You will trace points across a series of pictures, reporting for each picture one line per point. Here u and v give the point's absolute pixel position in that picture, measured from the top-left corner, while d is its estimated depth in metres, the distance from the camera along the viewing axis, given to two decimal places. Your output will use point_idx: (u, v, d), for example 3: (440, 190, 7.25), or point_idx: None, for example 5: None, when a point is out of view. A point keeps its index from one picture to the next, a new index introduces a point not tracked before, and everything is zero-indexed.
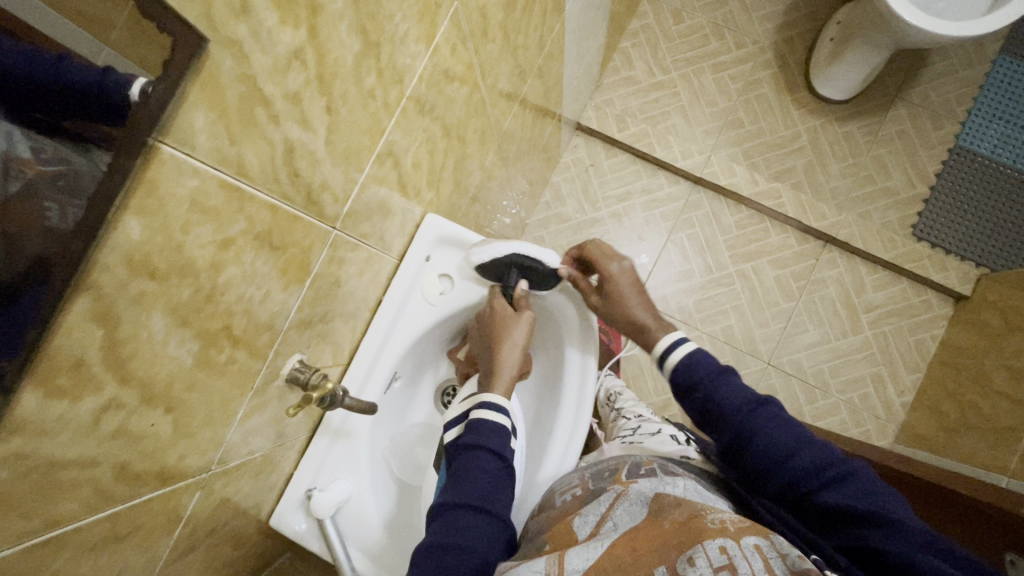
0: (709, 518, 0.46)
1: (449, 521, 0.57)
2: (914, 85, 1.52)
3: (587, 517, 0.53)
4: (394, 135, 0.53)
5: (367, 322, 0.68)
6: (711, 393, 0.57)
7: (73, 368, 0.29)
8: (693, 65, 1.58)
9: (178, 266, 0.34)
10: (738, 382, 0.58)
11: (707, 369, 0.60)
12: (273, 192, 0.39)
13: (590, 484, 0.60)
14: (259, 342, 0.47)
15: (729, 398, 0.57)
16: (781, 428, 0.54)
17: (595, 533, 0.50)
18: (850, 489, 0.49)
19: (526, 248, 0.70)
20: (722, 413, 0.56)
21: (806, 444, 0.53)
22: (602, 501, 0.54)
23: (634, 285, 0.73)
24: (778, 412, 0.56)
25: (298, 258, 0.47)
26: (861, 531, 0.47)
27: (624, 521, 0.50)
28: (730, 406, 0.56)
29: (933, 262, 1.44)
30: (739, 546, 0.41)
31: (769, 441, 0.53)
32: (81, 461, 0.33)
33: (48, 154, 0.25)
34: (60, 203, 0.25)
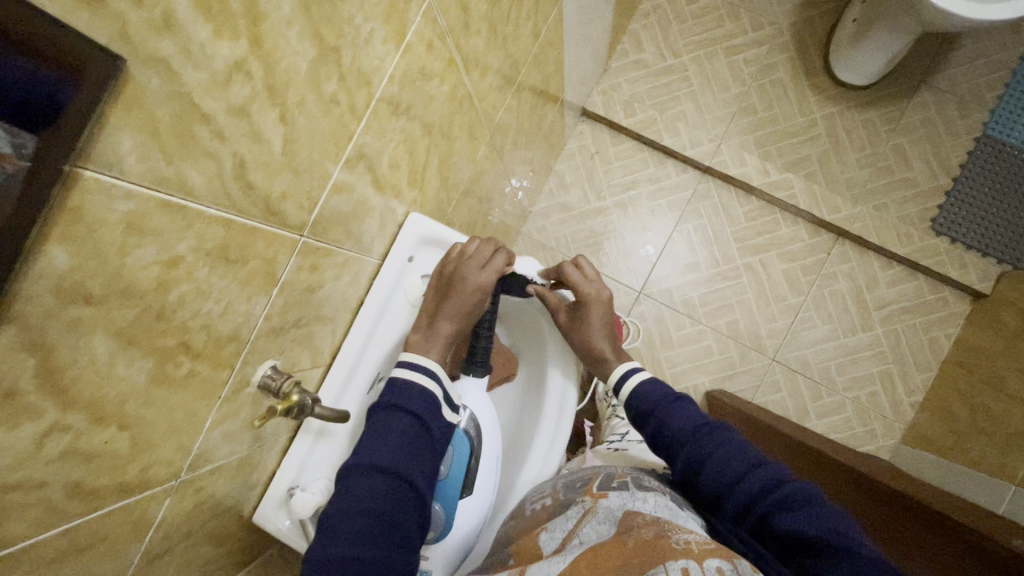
0: (675, 538, 0.46)
1: (356, 486, 0.54)
2: (942, 68, 1.44)
3: (553, 531, 0.53)
4: (365, 139, 0.51)
5: (347, 324, 0.67)
6: (665, 419, 0.64)
7: (5, 398, 0.29)
8: (706, 49, 1.52)
9: (119, 288, 0.33)
10: (685, 407, 0.65)
11: (658, 396, 0.67)
12: (224, 207, 0.38)
13: (560, 495, 0.61)
14: (224, 353, 0.46)
15: (679, 423, 0.63)
16: (728, 451, 0.59)
17: (561, 545, 0.50)
18: (802, 512, 0.51)
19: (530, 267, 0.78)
20: (671, 437, 0.62)
21: (754, 468, 0.56)
22: (570, 516, 0.54)
23: (603, 315, 0.77)
24: (726, 435, 0.61)
25: (262, 269, 0.46)
26: (813, 557, 0.47)
27: (591, 538, 0.49)
28: (680, 431, 0.62)
29: (951, 258, 1.38)
30: (701, 569, 0.41)
31: (716, 466, 0.57)
32: (27, 483, 0.33)
33: (27, 150, 0.24)
34: (25, 192, 0.25)
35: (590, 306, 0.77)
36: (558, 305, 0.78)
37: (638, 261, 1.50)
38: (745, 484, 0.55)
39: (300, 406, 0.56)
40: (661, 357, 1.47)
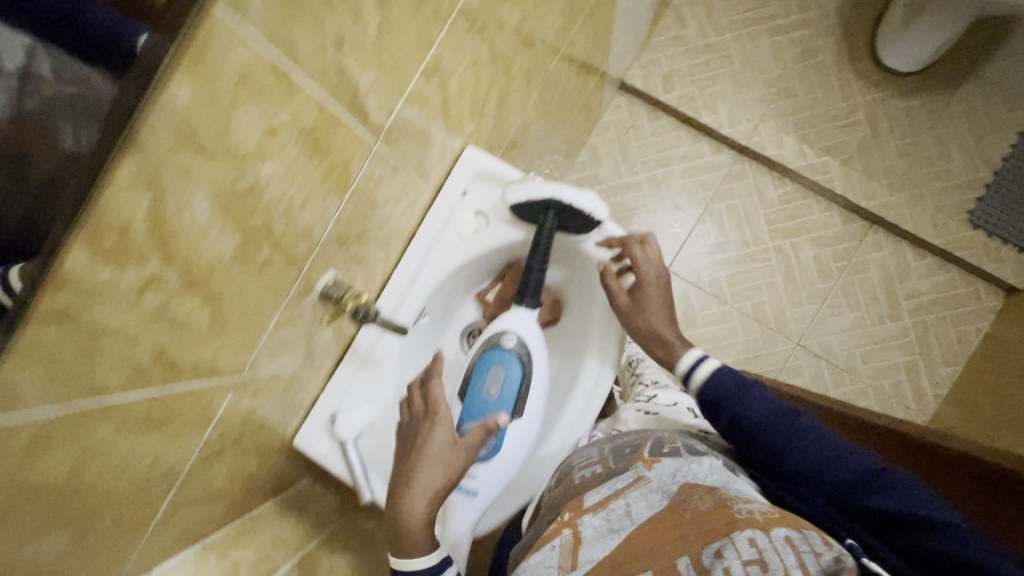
0: (736, 508, 0.47)
1: None
2: (991, 59, 1.41)
3: (601, 489, 0.57)
4: (442, 51, 0.51)
5: (401, 252, 0.68)
6: (738, 408, 0.62)
7: (119, 234, 0.29)
8: (749, 28, 1.50)
9: (225, 147, 0.33)
10: (760, 392, 0.63)
11: (734, 379, 0.65)
12: (321, 85, 0.38)
13: (611, 463, 0.63)
14: (296, 251, 0.46)
15: (755, 411, 0.61)
16: (811, 441, 0.57)
17: (604, 505, 0.54)
18: (897, 494, 0.51)
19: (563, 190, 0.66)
20: (751, 425, 0.60)
21: (842, 457, 0.55)
22: (622, 478, 0.58)
23: (663, 296, 0.76)
24: (808, 425, 0.59)
25: (340, 167, 0.46)
26: (914, 532, 0.47)
27: (640, 504, 0.52)
28: (757, 419, 0.60)
29: (987, 252, 1.36)
30: (769, 540, 0.42)
31: (803, 452, 0.57)
32: (123, 335, 0.33)
33: (67, 76, 0.27)
34: (74, 127, 0.27)
35: (649, 288, 0.75)
36: (619, 290, 0.76)
37: (666, 238, 1.49)
38: (834, 472, 0.54)
39: (365, 311, 0.61)
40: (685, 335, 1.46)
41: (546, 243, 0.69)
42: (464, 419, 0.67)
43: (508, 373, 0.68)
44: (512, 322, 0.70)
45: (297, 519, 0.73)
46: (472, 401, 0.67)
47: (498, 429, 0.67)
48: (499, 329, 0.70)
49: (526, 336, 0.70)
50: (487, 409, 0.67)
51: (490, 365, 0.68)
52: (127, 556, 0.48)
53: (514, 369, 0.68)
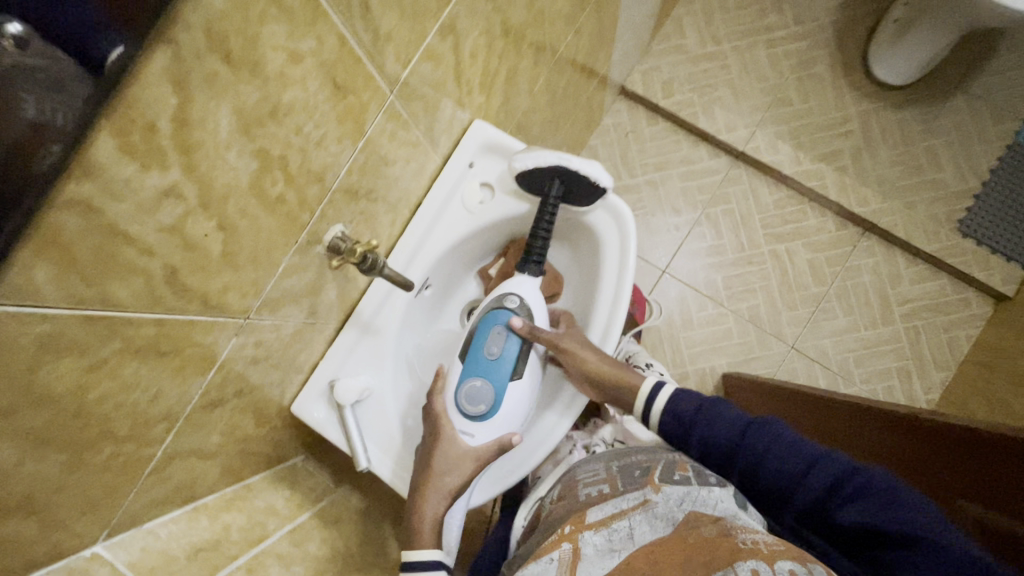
0: (741, 538, 0.48)
1: None
2: (977, 76, 1.46)
3: (606, 507, 0.57)
4: (458, 11, 0.52)
5: (407, 219, 0.69)
6: (705, 433, 0.62)
7: (146, 131, 0.30)
8: (747, 39, 1.55)
9: (251, 61, 0.34)
10: (721, 411, 0.62)
11: (693, 405, 0.64)
12: (344, 19, 0.39)
13: (618, 484, 0.62)
14: (309, 193, 0.47)
15: (721, 433, 0.61)
16: (782, 453, 0.57)
17: (606, 524, 0.54)
18: (865, 504, 0.51)
19: (568, 158, 0.66)
20: (720, 448, 0.60)
21: (813, 469, 0.55)
22: (628, 500, 0.57)
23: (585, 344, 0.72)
24: (778, 437, 0.58)
25: (356, 111, 0.47)
26: (883, 549, 0.48)
27: (644, 531, 0.52)
28: (724, 441, 0.60)
29: (976, 259, 1.39)
30: (773, 572, 0.43)
31: (776, 467, 0.57)
32: (139, 244, 0.34)
33: (37, 51, 0.23)
34: (37, 97, 0.24)
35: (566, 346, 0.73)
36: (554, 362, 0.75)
37: (663, 239, 1.51)
38: (805, 489, 0.55)
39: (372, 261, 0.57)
40: (681, 335, 1.47)
41: (552, 211, 0.71)
42: (467, 375, 0.68)
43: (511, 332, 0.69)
44: (516, 287, 0.71)
45: (291, 490, 0.72)
46: (477, 358, 0.68)
47: (499, 389, 0.67)
48: (505, 294, 0.71)
49: (530, 299, 0.70)
50: (490, 366, 0.67)
51: (494, 324, 0.69)
52: (121, 500, 0.47)
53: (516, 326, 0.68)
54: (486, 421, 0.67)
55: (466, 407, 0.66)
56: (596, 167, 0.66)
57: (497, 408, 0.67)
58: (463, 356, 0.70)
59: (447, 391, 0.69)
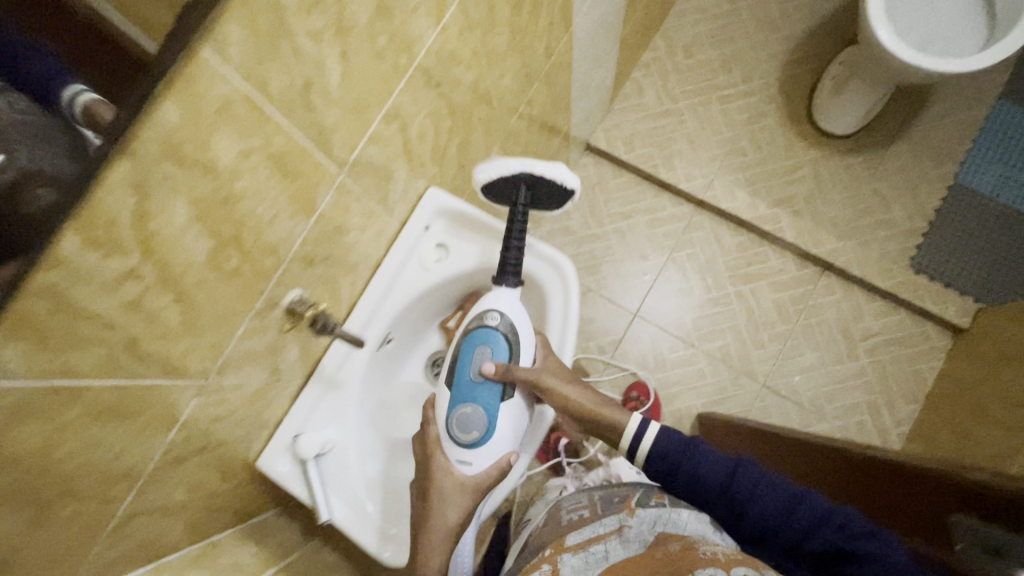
0: (703, 550, 0.51)
1: None
2: (915, 123, 1.56)
3: (583, 532, 0.60)
4: (401, 99, 0.59)
5: (367, 279, 0.74)
6: (693, 472, 0.66)
7: (108, 226, 0.35)
8: (701, 97, 1.66)
9: (203, 161, 0.40)
10: (705, 451, 0.67)
11: (678, 445, 0.68)
12: (289, 120, 0.46)
13: (597, 508, 0.67)
14: (264, 264, 0.52)
15: (709, 472, 0.65)
16: (767, 492, 0.63)
17: (583, 547, 0.56)
18: (837, 531, 0.59)
19: (532, 165, 0.70)
20: (711, 488, 0.65)
21: (794, 507, 0.61)
22: (605, 524, 0.61)
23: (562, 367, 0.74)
24: (762, 478, 0.64)
25: (307, 191, 0.53)
26: (849, 565, 0.57)
27: (617, 552, 0.55)
28: (712, 480, 0.65)
29: (930, 293, 1.45)
30: None
31: (763, 506, 0.62)
32: (101, 319, 0.38)
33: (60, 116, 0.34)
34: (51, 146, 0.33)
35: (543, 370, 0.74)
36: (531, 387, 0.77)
37: (634, 283, 1.58)
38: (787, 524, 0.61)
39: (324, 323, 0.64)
40: (655, 378, 1.51)
41: (522, 217, 0.75)
42: (457, 401, 0.70)
43: (495, 350, 0.71)
44: (494, 302, 0.72)
45: (258, 546, 0.74)
46: (463, 383, 0.71)
47: (489, 410, 0.69)
48: (488, 317, 0.72)
49: (516, 321, 0.72)
50: (476, 390, 0.70)
51: (476, 346, 0.71)
52: (83, 558, 0.50)
53: (501, 347, 0.70)
54: (480, 447, 0.69)
55: (458, 433, 0.69)
56: (560, 170, 0.69)
57: (490, 432, 0.70)
58: (449, 382, 0.72)
59: (438, 418, 0.72)
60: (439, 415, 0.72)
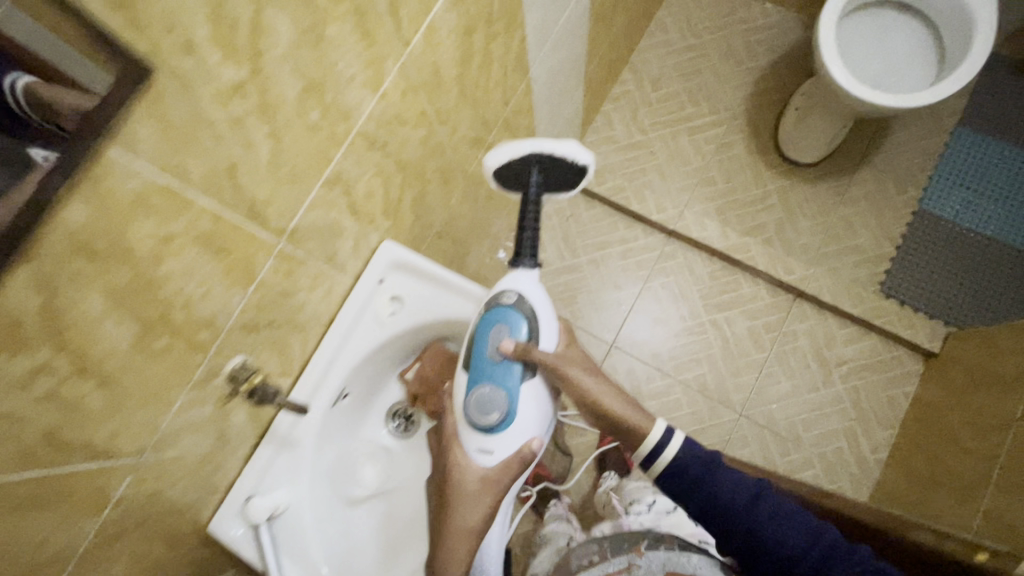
0: None
1: None
2: (878, 151, 1.59)
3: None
4: (343, 164, 0.60)
5: (320, 337, 0.74)
6: (715, 494, 0.64)
7: (11, 328, 0.35)
8: (669, 128, 1.69)
9: (119, 251, 0.40)
10: (726, 472, 0.65)
11: (701, 466, 0.66)
12: (215, 200, 0.46)
13: (607, 552, 0.73)
14: (199, 338, 0.52)
15: (732, 497, 0.63)
16: (790, 524, 0.62)
17: None
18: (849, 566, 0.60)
19: (542, 143, 0.71)
20: (732, 513, 0.63)
21: (816, 538, 0.62)
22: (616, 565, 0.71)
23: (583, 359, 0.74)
24: (784, 509, 0.63)
25: (242, 263, 0.53)
26: None
27: None
28: (735, 506, 0.63)
29: (900, 318, 1.46)
30: None
31: (781, 536, 0.61)
32: (11, 416, 0.38)
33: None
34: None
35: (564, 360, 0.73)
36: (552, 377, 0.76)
37: (610, 315, 1.58)
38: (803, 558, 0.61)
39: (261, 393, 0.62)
40: None
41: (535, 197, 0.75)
42: (477, 381, 0.71)
43: (513, 329, 0.71)
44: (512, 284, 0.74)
45: None
46: (481, 364, 0.71)
47: (507, 389, 0.70)
48: (506, 298, 0.72)
49: (534, 303, 0.72)
50: (494, 368, 0.70)
51: (495, 326, 0.71)
52: None
53: (521, 326, 0.71)
54: (500, 429, 0.70)
55: (477, 413, 0.70)
56: (569, 145, 0.70)
57: (511, 414, 0.70)
58: (468, 363, 0.73)
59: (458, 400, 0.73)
60: (459, 396, 0.73)
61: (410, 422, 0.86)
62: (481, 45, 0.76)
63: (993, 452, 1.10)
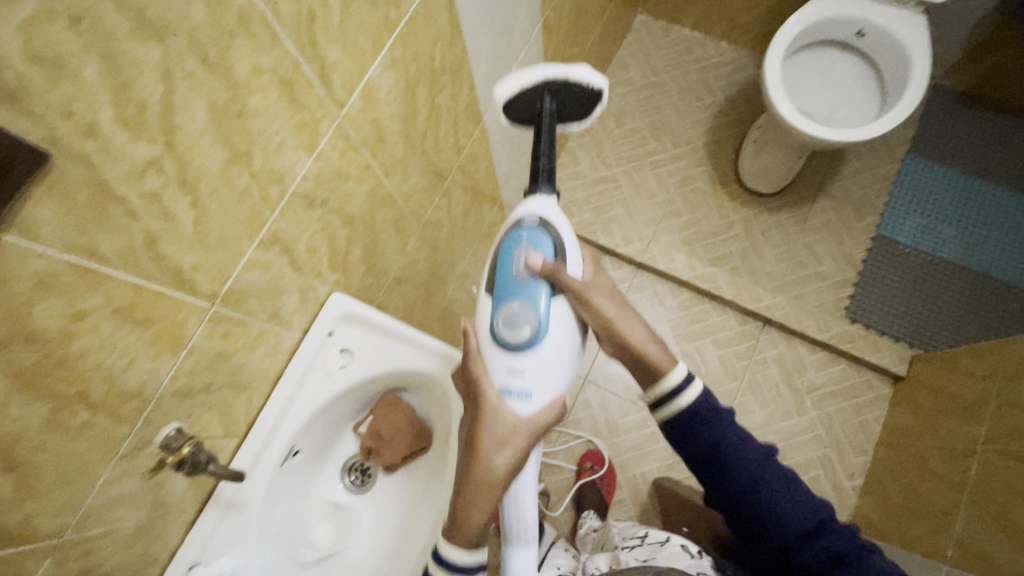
0: None
1: None
2: (835, 179, 1.64)
3: None
4: (279, 225, 0.60)
5: (265, 395, 0.72)
6: (725, 438, 0.68)
7: None
8: (633, 163, 1.73)
9: (24, 333, 0.39)
10: (734, 425, 0.70)
11: (716, 416, 0.69)
12: (133, 273, 0.45)
13: None
14: (123, 408, 0.51)
15: (742, 447, 0.68)
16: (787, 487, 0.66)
17: None
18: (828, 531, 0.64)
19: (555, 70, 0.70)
20: (740, 459, 0.67)
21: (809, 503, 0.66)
22: None
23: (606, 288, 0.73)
24: (788, 473, 0.68)
25: (170, 330, 0.52)
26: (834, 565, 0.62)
27: None
28: (744, 454, 0.67)
29: (866, 343, 1.48)
30: None
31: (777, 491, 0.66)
32: None
33: None
34: None
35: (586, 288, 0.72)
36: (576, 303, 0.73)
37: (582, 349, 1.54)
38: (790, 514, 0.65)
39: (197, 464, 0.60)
40: (608, 444, 1.45)
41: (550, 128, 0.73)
42: (502, 299, 0.67)
43: (538, 245, 0.68)
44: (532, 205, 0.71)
45: None
46: (506, 283, 0.68)
47: (535, 305, 0.66)
48: (528, 218, 0.70)
49: (555, 223, 0.70)
50: (520, 285, 0.67)
51: (518, 243, 0.68)
52: None
53: (545, 242, 0.68)
54: (531, 347, 0.66)
55: (505, 333, 0.66)
56: (583, 68, 0.69)
57: (542, 331, 0.66)
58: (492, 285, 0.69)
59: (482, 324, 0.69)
60: (483, 321, 0.69)
61: (366, 476, 0.86)
62: (426, 99, 0.78)
63: (962, 477, 1.09)
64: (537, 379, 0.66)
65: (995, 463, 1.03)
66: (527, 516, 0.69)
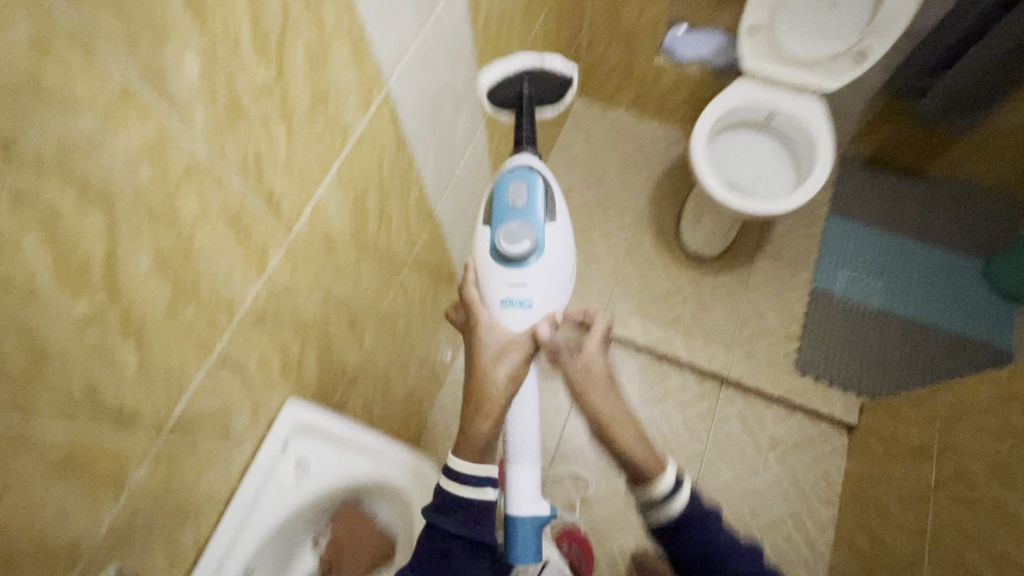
0: None
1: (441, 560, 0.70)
2: (768, 240, 1.77)
3: None
4: (229, 347, 0.60)
5: (215, 520, 0.68)
6: (709, 540, 0.68)
7: None
8: (583, 234, 1.82)
9: None
10: (719, 524, 0.70)
11: (699, 516, 0.70)
12: (69, 424, 0.44)
13: None
14: (56, 565, 0.48)
15: (727, 548, 0.68)
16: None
17: None
18: None
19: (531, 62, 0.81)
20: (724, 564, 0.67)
21: None
22: None
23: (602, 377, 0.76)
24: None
25: (109, 473, 0.50)
26: None
27: None
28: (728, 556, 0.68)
29: (817, 395, 1.55)
30: None
31: None
32: None
33: None
34: None
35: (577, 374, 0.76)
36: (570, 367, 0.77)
37: (549, 422, 1.54)
38: None
39: None
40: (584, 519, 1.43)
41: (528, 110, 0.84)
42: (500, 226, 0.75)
43: (525, 180, 0.76)
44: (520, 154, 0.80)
45: None
46: (502, 214, 0.76)
47: (530, 228, 0.74)
48: (511, 161, 0.80)
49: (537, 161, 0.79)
50: (514, 215, 0.75)
51: (510, 183, 0.77)
52: None
53: (533, 180, 0.76)
54: (528, 260, 0.74)
55: (504, 256, 0.73)
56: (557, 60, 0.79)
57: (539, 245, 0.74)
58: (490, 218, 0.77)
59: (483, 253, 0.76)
60: (483, 249, 0.76)
61: None
62: (376, 207, 0.82)
63: (920, 527, 1.12)
64: (532, 299, 0.74)
65: (947, 510, 1.07)
66: (527, 427, 0.74)
